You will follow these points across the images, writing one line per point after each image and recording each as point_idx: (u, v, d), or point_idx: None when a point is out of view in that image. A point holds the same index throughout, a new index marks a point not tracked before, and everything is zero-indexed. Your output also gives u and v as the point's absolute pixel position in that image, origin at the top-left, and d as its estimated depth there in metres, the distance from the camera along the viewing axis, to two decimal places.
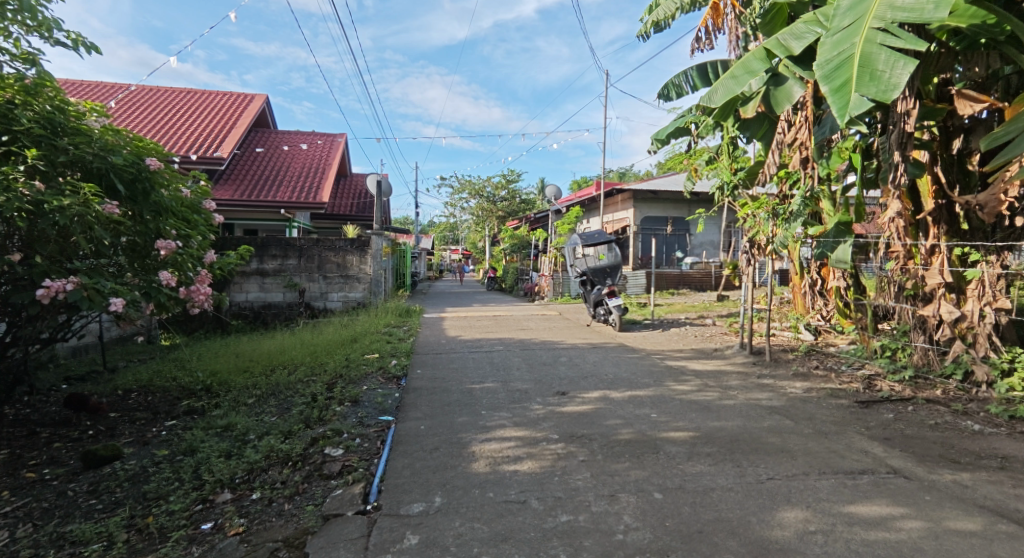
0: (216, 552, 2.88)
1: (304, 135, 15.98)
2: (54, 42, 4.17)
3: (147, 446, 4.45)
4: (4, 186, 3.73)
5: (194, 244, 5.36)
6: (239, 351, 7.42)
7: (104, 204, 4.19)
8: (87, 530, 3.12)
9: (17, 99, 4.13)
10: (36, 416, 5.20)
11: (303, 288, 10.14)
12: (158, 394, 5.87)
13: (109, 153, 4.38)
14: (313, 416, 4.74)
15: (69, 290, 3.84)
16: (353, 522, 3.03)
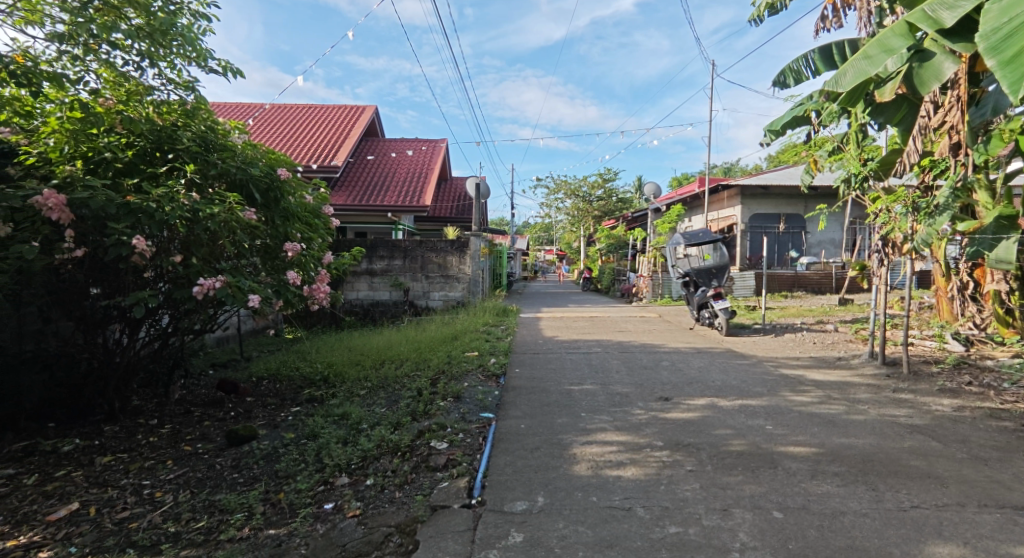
0: (338, 531, 3.11)
1: (410, 141, 16.84)
2: (209, 70, 4.72)
3: (278, 429, 4.90)
4: (169, 197, 4.28)
5: (315, 246, 5.82)
6: (352, 345, 7.94)
7: (245, 211, 4.69)
8: (232, 501, 3.50)
9: (179, 121, 4.73)
10: (190, 397, 5.92)
11: (408, 288, 10.67)
12: (284, 382, 6.46)
13: (248, 166, 4.89)
14: (419, 410, 4.96)
15: (218, 287, 4.34)
16: (459, 515, 3.13)
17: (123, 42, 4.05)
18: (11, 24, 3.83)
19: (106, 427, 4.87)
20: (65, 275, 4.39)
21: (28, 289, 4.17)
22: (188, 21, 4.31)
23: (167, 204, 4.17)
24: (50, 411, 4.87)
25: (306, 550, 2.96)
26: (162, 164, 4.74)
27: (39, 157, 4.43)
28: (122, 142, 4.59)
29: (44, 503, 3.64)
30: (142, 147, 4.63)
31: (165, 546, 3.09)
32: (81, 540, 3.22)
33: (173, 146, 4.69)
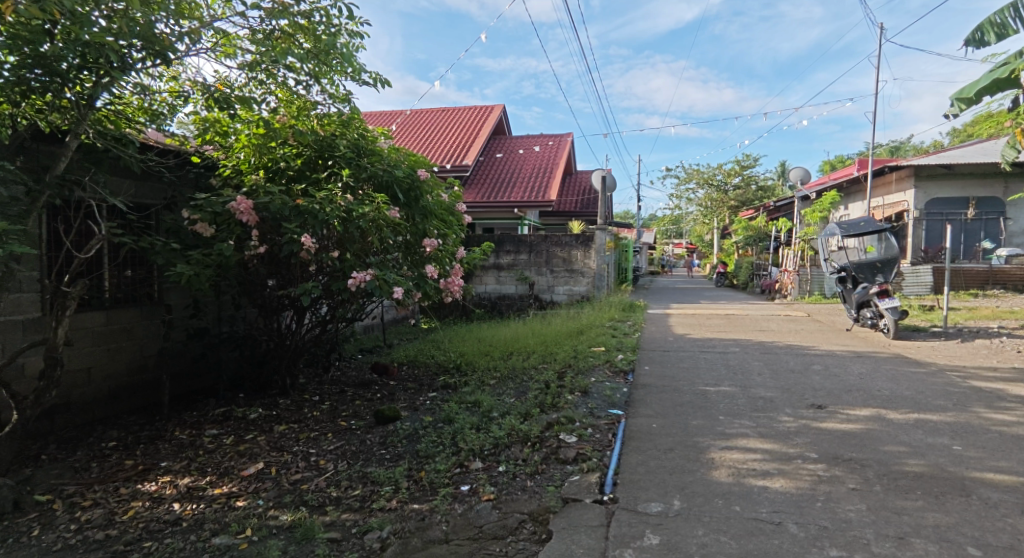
0: (474, 512, 3.25)
1: (537, 136, 17.04)
2: (362, 83, 5.16)
3: (418, 412, 5.24)
4: (329, 199, 4.76)
5: (450, 242, 6.11)
6: (482, 336, 8.26)
7: (390, 210, 5.06)
8: (382, 474, 3.81)
9: (337, 130, 5.24)
10: (343, 378, 6.55)
11: (533, 282, 10.84)
12: (421, 368, 6.91)
13: (393, 168, 5.27)
14: (547, 401, 5.02)
15: (368, 280, 4.73)
16: (591, 510, 3.11)
17: (295, 64, 4.56)
18: (212, 57, 4.49)
19: (281, 399, 5.56)
20: (250, 267, 5.08)
21: (224, 279, 4.88)
22: (345, 40, 4.74)
23: (327, 206, 4.64)
24: (241, 383, 5.66)
25: (447, 527, 3.12)
26: (324, 170, 5.29)
27: (233, 169, 5.26)
28: (292, 153, 5.20)
29: (238, 460, 4.24)
30: (308, 156, 5.21)
31: (329, 508, 3.45)
32: (267, 495, 3.71)
33: (332, 153, 5.21)
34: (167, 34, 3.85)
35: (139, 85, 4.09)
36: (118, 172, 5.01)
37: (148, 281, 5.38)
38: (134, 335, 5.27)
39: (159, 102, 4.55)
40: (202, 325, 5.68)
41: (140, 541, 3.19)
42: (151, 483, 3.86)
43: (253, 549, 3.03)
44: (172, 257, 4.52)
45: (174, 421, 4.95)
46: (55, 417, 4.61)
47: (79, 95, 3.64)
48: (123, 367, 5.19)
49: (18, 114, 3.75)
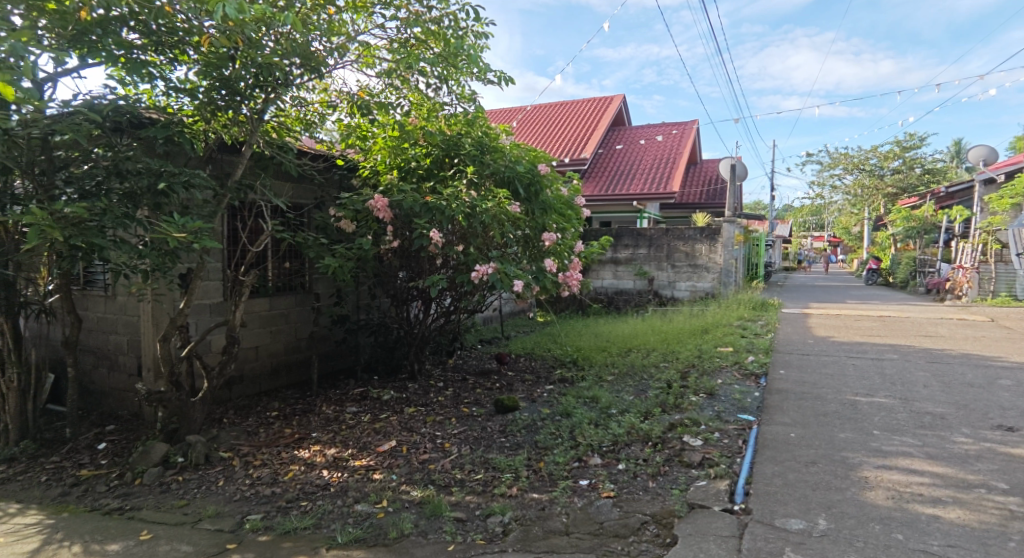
0: (594, 508, 3.25)
1: (659, 125, 16.41)
2: (487, 82, 5.33)
3: (536, 403, 5.35)
4: (455, 196, 4.99)
5: (568, 236, 6.12)
6: (599, 332, 8.18)
7: (511, 205, 5.17)
8: (503, 462, 3.94)
9: (462, 129, 5.44)
10: (465, 366, 6.87)
11: (653, 277, 10.51)
12: (538, 361, 7.02)
13: (515, 164, 5.39)
14: (669, 401, 4.86)
15: (490, 273, 4.89)
16: (722, 519, 2.97)
17: (427, 70, 4.83)
18: (355, 69, 4.89)
19: (410, 383, 5.95)
20: (385, 259, 5.49)
21: (364, 272, 5.33)
22: (472, 42, 4.92)
23: (454, 202, 4.86)
24: (376, 366, 6.14)
25: (567, 519, 3.16)
26: (450, 168, 5.56)
27: (371, 170, 5.73)
28: (422, 152, 5.53)
29: (374, 436, 4.63)
30: (436, 155, 5.51)
31: (454, 489, 3.65)
32: (399, 470, 4.01)
33: (457, 151, 5.45)
34: (321, 51, 4.28)
35: (297, 99, 4.58)
36: (281, 176, 5.66)
37: (302, 272, 6.02)
38: (290, 319, 5.93)
39: (312, 112, 5.07)
40: (344, 312, 6.26)
41: (298, 500, 3.61)
42: (306, 450, 4.34)
43: (388, 518, 3.30)
44: (321, 250, 5.01)
45: (322, 397, 5.51)
46: (231, 388, 5.33)
47: (253, 110, 4.16)
48: (283, 346, 5.87)
49: (207, 129, 4.38)
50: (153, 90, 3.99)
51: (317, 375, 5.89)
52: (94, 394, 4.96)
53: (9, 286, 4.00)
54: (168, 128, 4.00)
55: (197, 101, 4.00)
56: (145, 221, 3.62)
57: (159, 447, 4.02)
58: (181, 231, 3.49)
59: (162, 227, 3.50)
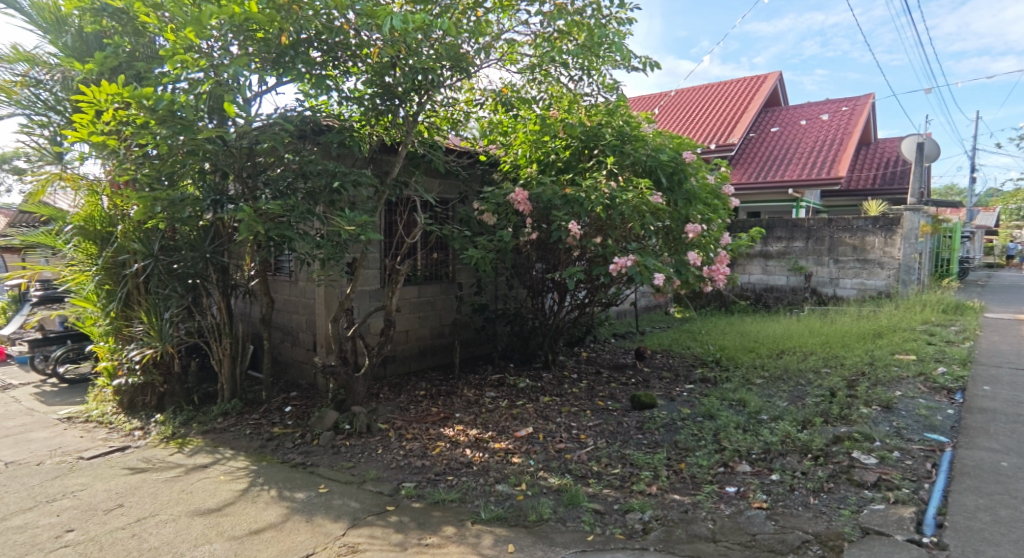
0: (745, 518, 3.05)
1: (824, 103, 14.72)
2: (631, 69, 5.19)
3: (675, 402, 5.15)
4: (595, 187, 4.94)
5: (714, 227, 5.75)
6: (745, 331, 7.62)
7: (653, 195, 4.95)
8: (641, 459, 3.86)
9: (603, 120, 5.34)
10: (599, 359, 6.82)
11: (811, 273, 9.53)
12: (676, 358, 6.74)
13: (658, 153, 5.21)
14: (833, 411, 4.38)
15: (629, 266, 4.78)
16: (905, 550, 2.62)
17: (570, 61, 4.84)
18: (499, 66, 5.04)
19: (545, 373, 6.05)
20: (524, 251, 5.62)
21: (503, 262, 5.50)
22: (615, 28, 4.81)
23: (593, 194, 4.83)
24: (512, 354, 6.32)
25: (714, 526, 3.00)
26: (589, 160, 5.48)
27: (512, 164, 5.87)
28: (562, 145, 5.51)
29: (512, 422, 4.78)
30: (575, 147, 5.45)
31: (591, 481, 3.64)
32: (537, 456, 4.11)
33: (598, 142, 5.36)
34: (469, 53, 4.48)
35: (447, 99, 4.85)
36: (433, 173, 6.03)
37: (447, 263, 6.39)
38: (437, 306, 6.32)
39: (458, 111, 5.34)
40: (484, 301, 6.54)
41: (445, 474, 3.86)
42: (450, 429, 4.62)
43: (528, 502, 3.40)
44: (464, 242, 5.25)
45: (463, 380, 5.82)
46: (386, 365, 5.84)
47: (410, 112, 4.53)
48: (430, 331, 6.28)
49: (371, 132, 4.79)
50: (329, 101, 4.49)
51: (459, 360, 6.23)
52: (281, 364, 5.74)
53: (224, 270, 4.77)
54: (341, 134, 4.48)
55: (363, 108, 4.46)
56: (322, 216, 4.11)
57: (330, 415, 4.54)
58: (351, 224, 3.92)
59: (337, 221, 3.96)
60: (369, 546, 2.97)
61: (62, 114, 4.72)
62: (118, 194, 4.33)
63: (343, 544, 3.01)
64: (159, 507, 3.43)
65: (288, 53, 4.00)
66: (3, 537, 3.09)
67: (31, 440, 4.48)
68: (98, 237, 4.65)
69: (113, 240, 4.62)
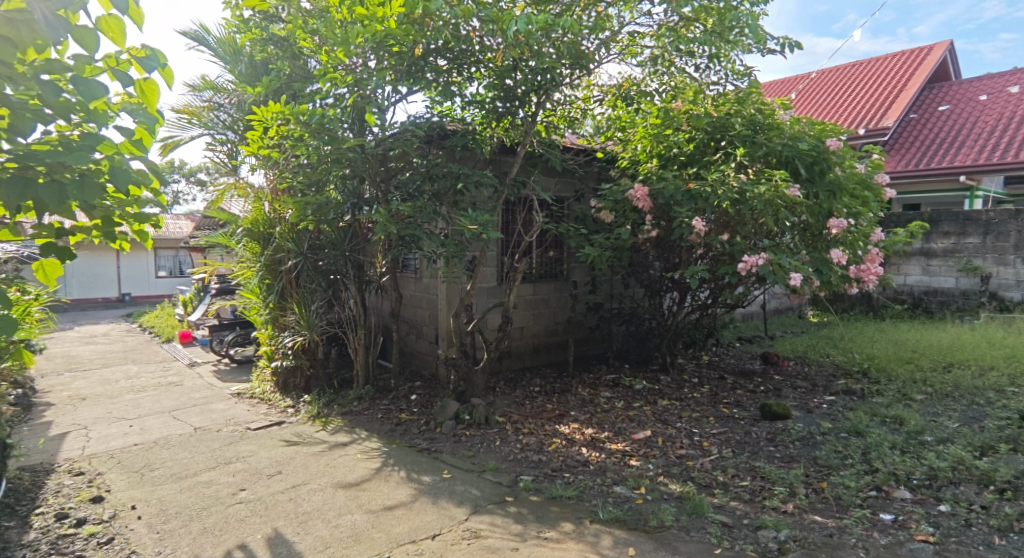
0: (906, 551, 2.70)
1: (1010, 74, 12.55)
2: (767, 52, 4.83)
3: (813, 414, 4.71)
4: (722, 180, 4.63)
5: (864, 222, 5.16)
6: (898, 339, 6.75)
7: (790, 187, 4.53)
8: (775, 473, 3.58)
9: (732, 109, 5.01)
10: (722, 364, 6.42)
11: (990, 274, 8.19)
12: (814, 367, 6.15)
13: (796, 142, 4.77)
14: (1021, 438, 3.72)
15: (760, 264, 4.45)
16: None
17: (696, 50, 4.63)
18: (618, 61, 4.94)
19: (663, 376, 5.82)
20: (643, 249, 5.45)
21: (621, 260, 5.37)
22: (748, 10, 4.50)
23: (720, 188, 4.53)
24: (627, 354, 6.16)
25: (866, 555, 2.69)
26: (716, 152, 5.16)
27: (630, 160, 5.64)
28: (686, 138, 5.23)
29: (629, 424, 4.68)
30: (700, 139, 5.14)
31: (718, 491, 3.45)
32: (657, 461, 3.97)
33: (726, 133, 5.01)
34: (590, 50, 4.45)
35: (564, 97, 4.85)
36: (550, 172, 6.03)
37: (561, 261, 6.34)
38: (552, 304, 6.30)
39: (575, 109, 5.31)
40: (599, 300, 6.45)
41: (561, 470, 3.87)
42: (566, 427, 4.62)
43: (649, 506, 3.30)
44: (581, 240, 5.21)
45: (578, 379, 5.78)
46: (502, 361, 5.92)
47: (529, 113, 4.61)
48: (546, 329, 6.31)
49: (491, 134, 4.91)
50: (452, 106, 4.69)
51: (574, 358, 6.20)
52: (407, 355, 6.10)
53: (359, 267, 5.19)
54: (465, 136, 4.66)
55: (484, 111, 4.60)
56: (447, 215, 4.32)
57: (452, 405, 4.74)
58: (474, 223, 4.08)
59: (461, 220, 4.12)
60: (491, 533, 3.06)
61: (237, 131, 5.41)
62: (278, 199, 4.87)
63: (467, 529, 3.14)
64: (309, 477, 3.83)
65: (420, 63, 4.24)
66: (192, 490, 3.64)
67: (211, 410, 5.22)
68: (261, 238, 5.24)
69: (273, 240, 5.19)
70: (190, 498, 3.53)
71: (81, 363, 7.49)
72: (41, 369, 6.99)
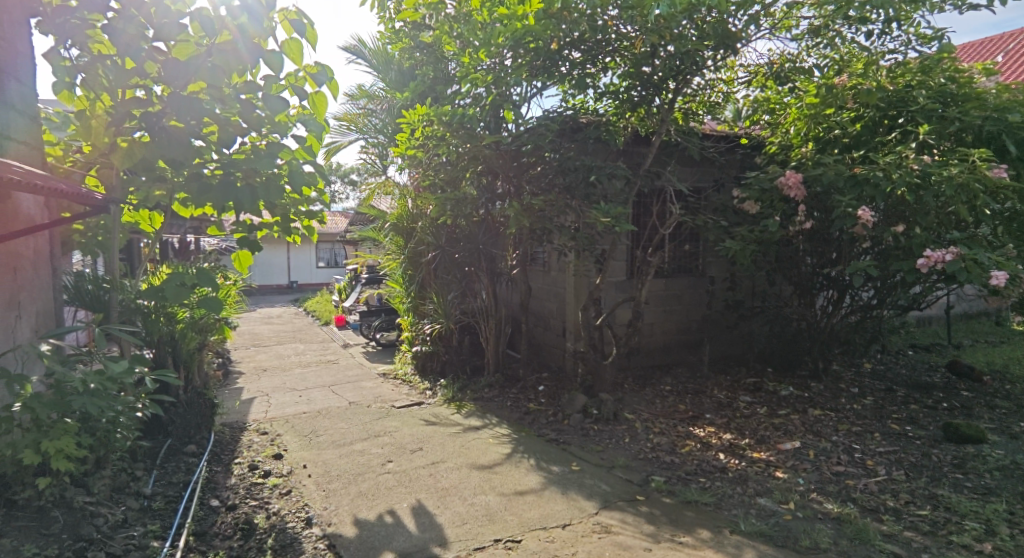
0: None
1: None
2: (966, 9, 4.10)
3: (1016, 441, 3.93)
4: (897, 163, 3.99)
5: None
6: None
7: (993, 168, 3.79)
8: (963, 505, 3.07)
9: (913, 80, 4.33)
10: (889, 375, 5.61)
11: None
12: (1018, 384, 5.12)
13: (1003, 113, 3.99)
14: None
15: (948, 260, 3.76)
16: None
17: (869, 14, 4.08)
18: (770, 37, 4.53)
19: (814, 383, 5.25)
20: (794, 242, 4.96)
21: (768, 255, 4.92)
22: None
23: (894, 172, 3.90)
24: (771, 357, 5.65)
25: None
26: (890, 132, 4.43)
27: (780, 145, 5.01)
28: (851, 117, 4.55)
29: (774, 432, 4.31)
30: (870, 118, 4.45)
31: (886, 517, 3.04)
32: (808, 476, 3.62)
33: (907, 109, 4.29)
34: (737, 28, 4.13)
35: (705, 81, 4.57)
36: (687, 162, 5.71)
37: (697, 255, 5.98)
38: (685, 301, 5.98)
39: (717, 93, 4.98)
40: (740, 298, 5.98)
41: (697, 475, 3.70)
42: (701, 430, 4.40)
43: (799, 524, 3.02)
44: (721, 233, 4.87)
45: (714, 381, 5.44)
46: (630, 357, 5.73)
47: (665, 100, 4.43)
48: (680, 326, 6.01)
49: (625, 124, 4.81)
50: (585, 98, 4.66)
51: (709, 358, 5.83)
52: (534, 347, 6.23)
53: (491, 260, 5.42)
54: (598, 128, 4.63)
55: (619, 101, 4.50)
56: (578, 209, 4.32)
57: (580, 399, 4.75)
58: (607, 216, 4.02)
59: (593, 213, 4.08)
60: (621, 530, 3.03)
61: (386, 134, 5.94)
62: (420, 197, 5.24)
63: (596, 522, 3.14)
64: (447, 456, 4.11)
65: (555, 58, 4.27)
66: (349, 457, 4.11)
67: (362, 387, 5.82)
68: (404, 232, 5.71)
69: (414, 235, 5.61)
70: (348, 463, 3.99)
71: (263, 340, 8.78)
72: (234, 342, 8.32)
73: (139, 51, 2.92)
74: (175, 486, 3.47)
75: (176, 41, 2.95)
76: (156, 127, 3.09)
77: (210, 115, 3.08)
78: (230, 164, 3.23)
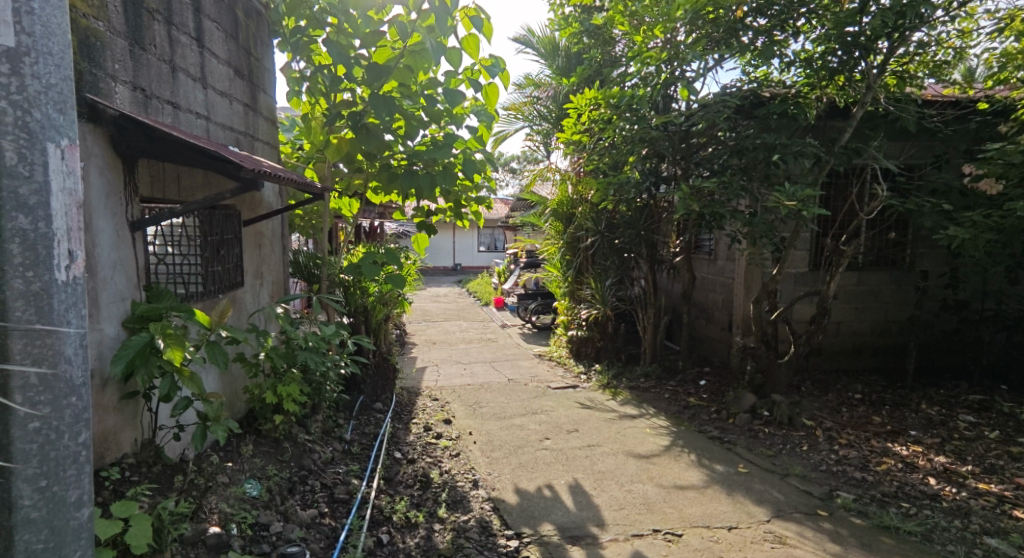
0: None
1: None
2: None
3: None
4: None
5: None
6: None
7: None
8: None
9: None
10: None
11: None
12: None
13: None
14: None
15: None
16: None
17: None
18: None
19: None
20: None
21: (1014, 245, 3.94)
22: None
23: None
24: (1008, 371, 4.57)
25: None
26: None
27: None
28: None
29: (1010, 463, 3.51)
30: None
31: None
32: None
33: None
34: None
35: (932, 34, 3.77)
36: (898, 135, 4.83)
37: (906, 245, 5.07)
38: (886, 297, 5.12)
39: (945, 50, 4.08)
40: (962, 298, 4.95)
41: (897, 498, 3.19)
42: (902, 448, 3.77)
43: None
44: (941, 218, 4.05)
45: (920, 393, 4.60)
46: (810, 358, 5.10)
47: (875, 63, 3.77)
48: (877, 327, 5.16)
49: (819, 95, 4.22)
50: (769, 68, 4.17)
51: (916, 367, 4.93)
52: (696, 339, 5.92)
53: (653, 246, 5.26)
54: (784, 103, 4.14)
55: (812, 70, 3.93)
56: (757, 191, 3.94)
57: (748, 397, 4.39)
58: (791, 200, 3.57)
59: (774, 197, 3.67)
60: (798, 543, 2.76)
61: (551, 121, 6.06)
62: (582, 182, 5.28)
63: (767, 530, 2.90)
64: (602, 440, 4.13)
65: (736, 27, 3.90)
66: (509, 429, 4.37)
67: (521, 365, 6.11)
68: (564, 218, 5.80)
69: (574, 220, 5.69)
70: (508, 435, 4.25)
71: (433, 316, 9.63)
72: (410, 316, 9.29)
73: (348, 58, 3.32)
74: (367, 436, 4.06)
75: (376, 45, 3.31)
76: (358, 124, 3.50)
77: (401, 112, 3.43)
78: (414, 155, 3.58)
